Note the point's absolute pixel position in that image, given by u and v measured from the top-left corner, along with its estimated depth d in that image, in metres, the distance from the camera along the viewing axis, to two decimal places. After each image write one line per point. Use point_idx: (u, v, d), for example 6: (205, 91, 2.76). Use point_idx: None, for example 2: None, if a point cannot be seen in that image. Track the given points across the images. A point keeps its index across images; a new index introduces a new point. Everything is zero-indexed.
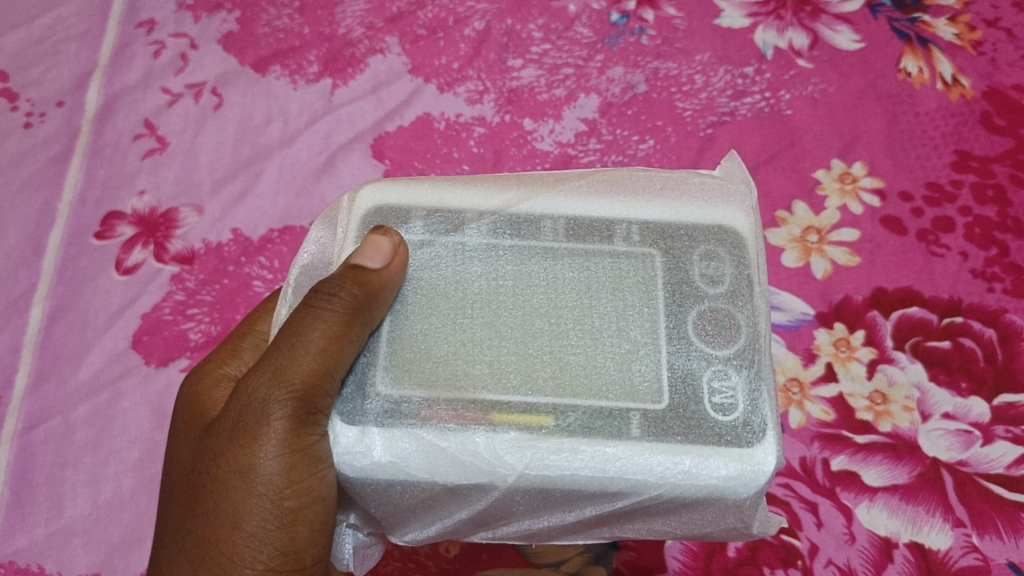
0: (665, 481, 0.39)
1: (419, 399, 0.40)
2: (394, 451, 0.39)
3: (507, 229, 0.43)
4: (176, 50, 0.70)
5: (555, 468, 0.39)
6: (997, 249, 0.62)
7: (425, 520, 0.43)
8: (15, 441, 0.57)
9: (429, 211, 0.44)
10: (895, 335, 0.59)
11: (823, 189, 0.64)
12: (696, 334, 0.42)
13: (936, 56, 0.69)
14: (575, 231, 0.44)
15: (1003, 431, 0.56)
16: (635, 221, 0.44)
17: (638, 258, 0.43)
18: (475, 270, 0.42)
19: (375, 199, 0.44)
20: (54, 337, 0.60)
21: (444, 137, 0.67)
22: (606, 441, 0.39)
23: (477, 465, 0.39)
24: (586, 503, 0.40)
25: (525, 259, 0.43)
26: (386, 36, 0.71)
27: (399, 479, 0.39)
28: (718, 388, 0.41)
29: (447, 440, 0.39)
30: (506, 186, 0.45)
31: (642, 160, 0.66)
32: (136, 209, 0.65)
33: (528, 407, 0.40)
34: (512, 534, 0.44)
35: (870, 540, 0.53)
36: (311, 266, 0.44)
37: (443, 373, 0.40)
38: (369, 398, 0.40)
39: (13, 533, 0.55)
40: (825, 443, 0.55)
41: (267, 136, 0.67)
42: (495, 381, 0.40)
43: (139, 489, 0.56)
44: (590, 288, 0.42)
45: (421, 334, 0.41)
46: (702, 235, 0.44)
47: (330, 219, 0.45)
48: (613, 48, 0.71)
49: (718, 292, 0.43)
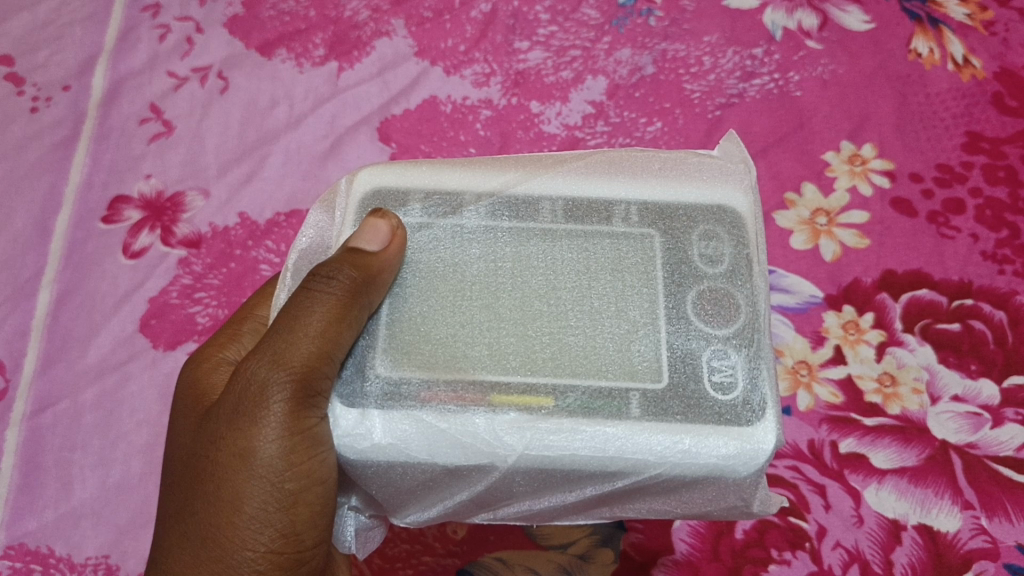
0: (665, 461, 0.39)
1: (419, 381, 0.40)
2: (394, 433, 0.39)
3: (505, 211, 0.43)
4: (181, 33, 0.70)
5: (555, 448, 0.39)
6: (1008, 231, 0.61)
7: (426, 502, 0.43)
8: (24, 424, 0.57)
9: (427, 194, 0.44)
10: (905, 318, 0.58)
11: (832, 171, 0.64)
12: (695, 314, 0.42)
13: (947, 36, 0.68)
14: (573, 212, 0.43)
15: (1013, 413, 0.55)
16: (633, 201, 0.44)
17: (637, 239, 0.43)
18: (474, 253, 0.42)
19: (373, 182, 0.44)
20: (62, 321, 0.61)
21: (451, 121, 0.67)
22: (605, 421, 0.39)
23: (476, 446, 0.39)
24: (587, 483, 0.40)
25: (524, 240, 0.43)
26: (392, 19, 0.70)
27: (399, 461, 0.39)
28: (719, 368, 0.41)
29: (446, 421, 0.39)
30: (504, 168, 0.45)
31: (650, 143, 0.66)
32: (142, 193, 0.65)
33: (527, 388, 0.40)
34: (514, 515, 0.44)
35: (878, 523, 0.53)
36: (310, 250, 0.44)
37: (442, 355, 0.40)
38: (368, 380, 0.40)
39: (22, 515, 0.55)
40: (833, 426, 0.55)
41: (273, 119, 0.67)
42: (494, 362, 0.40)
43: (147, 472, 0.57)
44: (589, 269, 0.42)
45: (420, 316, 0.41)
46: (701, 215, 0.43)
47: (328, 203, 0.45)
48: (621, 29, 0.70)
49: (717, 273, 0.43)
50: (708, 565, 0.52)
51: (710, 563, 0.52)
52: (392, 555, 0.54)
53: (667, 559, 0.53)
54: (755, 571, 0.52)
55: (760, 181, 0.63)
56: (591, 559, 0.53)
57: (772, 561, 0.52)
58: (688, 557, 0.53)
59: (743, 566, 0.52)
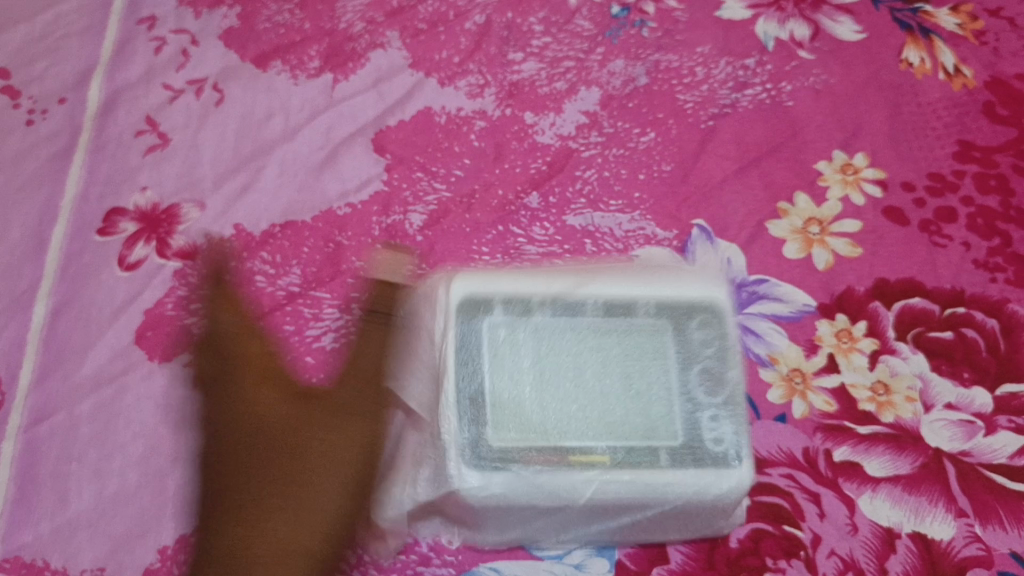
0: (684, 494, 0.48)
1: (506, 454, 0.48)
2: (493, 492, 0.48)
3: (562, 313, 0.52)
4: (177, 46, 0.71)
5: (609, 492, 0.48)
6: (999, 239, 0.62)
7: (506, 526, 0.51)
8: (20, 437, 0.57)
9: (500, 300, 0.52)
10: (897, 326, 0.59)
11: (825, 180, 0.64)
12: (698, 394, 0.51)
13: (938, 46, 0.70)
14: (613, 309, 0.52)
15: (1005, 421, 0.56)
16: (652, 302, 0.52)
17: (655, 334, 0.52)
18: (533, 344, 0.51)
19: (461, 289, 0.52)
20: (58, 333, 0.60)
21: (445, 132, 0.67)
22: (644, 470, 0.48)
23: (555, 486, 0.48)
24: (622, 513, 0.49)
25: (576, 334, 0.51)
26: (386, 31, 0.71)
27: (499, 501, 0.48)
28: (713, 428, 0.50)
29: (533, 476, 0.48)
30: (553, 275, 0.53)
31: (644, 153, 0.66)
32: (138, 205, 0.65)
33: (588, 451, 0.48)
34: (572, 537, 0.52)
35: (872, 531, 0.53)
36: (404, 322, 0.53)
37: (524, 427, 0.49)
38: (467, 463, 0.48)
39: (19, 527, 0.54)
40: (827, 434, 0.55)
41: (268, 131, 0.68)
42: (565, 434, 0.49)
43: (143, 483, 0.56)
44: (626, 356, 0.51)
45: (501, 393, 0.50)
46: (696, 312, 0.52)
47: (427, 299, 0.54)
48: (614, 40, 0.71)
49: (709, 356, 0.52)
50: None
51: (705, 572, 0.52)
52: (389, 565, 0.53)
53: (662, 568, 0.52)
54: None
55: (752, 191, 0.64)
56: (587, 568, 0.52)
57: (767, 570, 0.52)
58: (682, 566, 0.52)
59: None
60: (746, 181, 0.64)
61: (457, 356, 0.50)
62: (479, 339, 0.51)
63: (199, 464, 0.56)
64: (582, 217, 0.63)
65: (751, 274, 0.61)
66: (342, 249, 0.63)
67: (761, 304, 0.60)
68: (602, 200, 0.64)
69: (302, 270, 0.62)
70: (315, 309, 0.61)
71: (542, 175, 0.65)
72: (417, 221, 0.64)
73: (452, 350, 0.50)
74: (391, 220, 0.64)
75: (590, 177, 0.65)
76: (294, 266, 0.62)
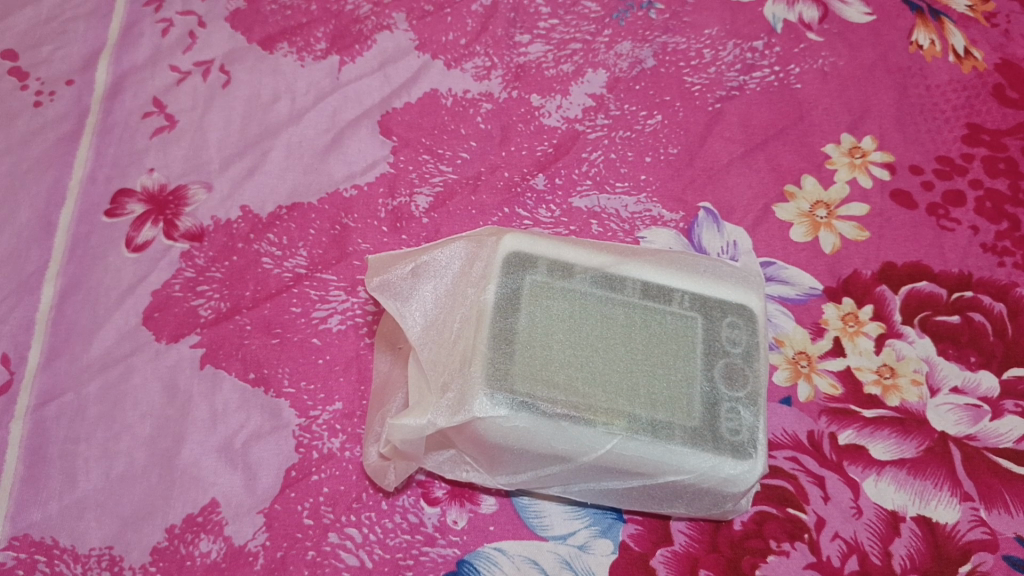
0: (695, 470, 0.48)
1: (528, 394, 0.47)
2: (518, 425, 0.47)
3: (602, 283, 0.52)
4: (184, 27, 0.71)
5: (625, 451, 0.48)
6: (1007, 223, 0.62)
7: (518, 466, 0.50)
8: (28, 417, 0.55)
9: (551, 261, 0.52)
10: (904, 309, 0.59)
11: (832, 163, 0.64)
12: (721, 379, 0.51)
13: (948, 28, 0.70)
14: (651, 293, 0.52)
15: (1012, 405, 0.56)
16: (688, 292, 0.53)
17: (686, 321, 0.52)
18: (571, 304, 0.51)
19: (514, 245, 0.52)
20: (67, 314, 0.59)
21: (451, 114, 0.67)
22: (661, 441, 0.48)
23: (572, 437, 0.48)
24: (632, 477, 0.49)
25: (610, 305, 0.51)
26: (392, 13, 0.71)
27: (511, 437, 0.48)
28: (731, 417, 0.50)
29: (552, 419, 0.47)
30: (602, 250, 0.54)
31: (650, 136, 0.66)
32: (146, 186, 0.65)
33: (611, 411, 0.48)
34: (579, 490, 0.51)
35: (877, 514, 0.53)
36: (439, 272, 0.54)
37: (550, 371, 0.48)
38: (497, 391, 0.47)
39: (27, 506, 0.53)
40: (832, 417, 0.55)
41: (275, 113, 0.68)
42: (590, 391, 0.48)
43: (152, 463, 0.55)
44: (656, 333, 0.51)
45: (534, 337, 0.49)
46: (729, 309, 0.53)
47: (478, 241, 0.54)
48: (621, 22, 0.71)
49: (737, 352, 0.52)
50: (707, 555, 0.52)
51: (709, 554, 0.52)
52: (394, 545, 0.52)
53: (667, 550, 0.53)
54: (754, 562, 0.52)
55: (759, 173, 0.64)
56: (591, 549, 0.53)
57: (771, 552, 0.52)
58: (687, 548, 0.52)
59: (741, 557, 0.52)
60: (753, 164, 0.64)
61: (500, 303, 0.50)
62: (522, 291, 0.50)
63: (208, 443, 0.55)
64: (589, 199, 0.63)
65: (758, 257, 0.60)
66: (349, 231, 0.62)
67: (768, 287, 0.60)
68: (608, 182, 0.64)
69: (309, 253, 0.62)
70: (321, 291, 0.60)
71: (548, 158, 0.65)
72: (423, 204, 0.63)
73: (494, 298, 0.50)
74: (398, 202, 0.64)
75: (595, 160, 0.65)
76: (301, 248, 0.62)
